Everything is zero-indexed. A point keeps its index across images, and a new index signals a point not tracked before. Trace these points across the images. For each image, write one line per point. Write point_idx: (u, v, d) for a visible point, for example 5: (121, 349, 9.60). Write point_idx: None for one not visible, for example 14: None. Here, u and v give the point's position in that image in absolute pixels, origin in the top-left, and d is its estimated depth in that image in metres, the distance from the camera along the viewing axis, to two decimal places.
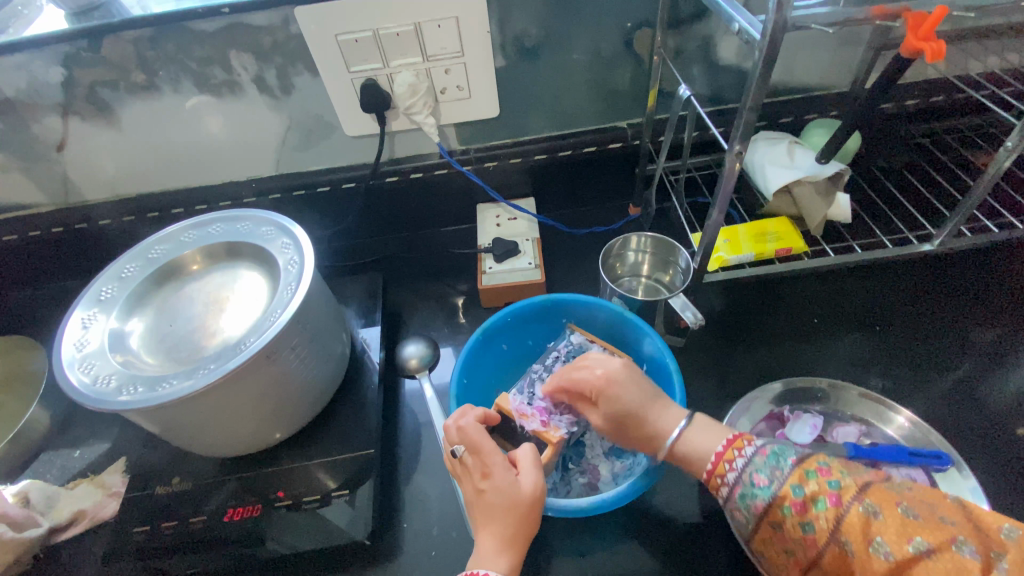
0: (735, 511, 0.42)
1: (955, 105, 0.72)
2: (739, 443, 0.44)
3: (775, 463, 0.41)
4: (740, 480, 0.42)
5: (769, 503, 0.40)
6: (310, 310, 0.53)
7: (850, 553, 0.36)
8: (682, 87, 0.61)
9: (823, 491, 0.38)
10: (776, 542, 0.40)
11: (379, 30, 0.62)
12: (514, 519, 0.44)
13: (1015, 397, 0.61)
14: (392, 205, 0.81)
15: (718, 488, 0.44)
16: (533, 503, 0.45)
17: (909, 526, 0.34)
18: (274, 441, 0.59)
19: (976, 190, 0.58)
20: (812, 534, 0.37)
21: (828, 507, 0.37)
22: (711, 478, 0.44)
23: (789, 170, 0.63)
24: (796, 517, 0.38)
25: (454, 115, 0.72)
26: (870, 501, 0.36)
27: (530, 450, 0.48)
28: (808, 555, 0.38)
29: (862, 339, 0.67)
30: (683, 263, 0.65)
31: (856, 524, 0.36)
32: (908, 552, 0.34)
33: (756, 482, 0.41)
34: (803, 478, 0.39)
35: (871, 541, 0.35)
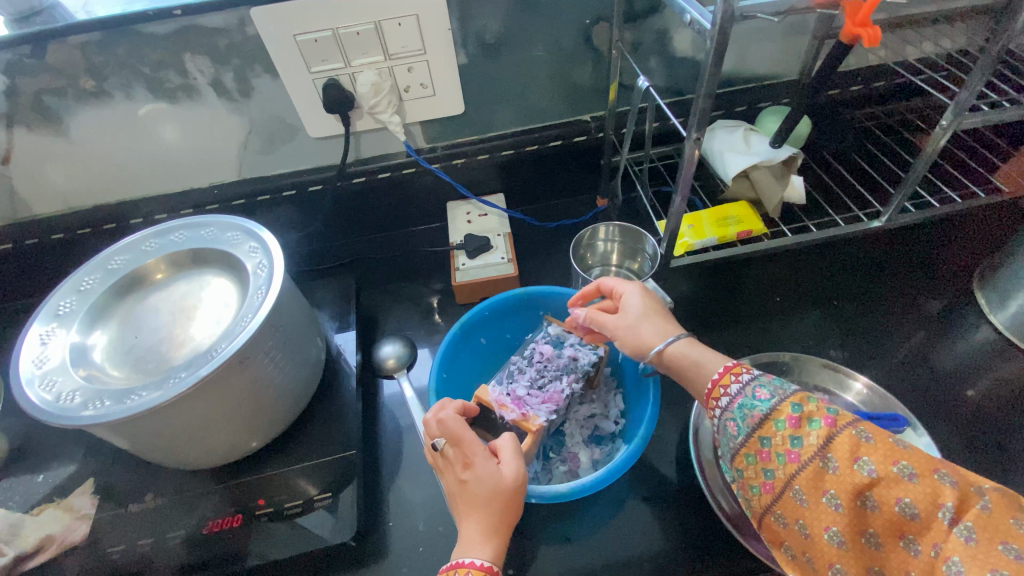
0: (727, 421, 0.42)
1: (897, 89, 0.76)
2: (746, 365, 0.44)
3: (778, 383, 0.41)
4: (741, 392, 0.42)
5: (765, 415, 0.39)
6: (283, 314, 0.53)
7: (830, 470, 0.36)
8: (640, 79, 0.62)
9: (820, 413, 0.38)
10: (755, 455, 0.39)
11: (338, 29, 0.62)
12: (497, 508, 0.45)
13: (963, 361, 0.66)
14: (360, 207, 0.81)
15: (716, 400, 0.43)
16: (514, 491, 0.46)
17: (898, 452, 0.35)
18: (252, 449, 0.58)
19: (918, 166, 0.61)
20: (798, 449, 0.37)
21: (822, 425, 0.37)
22: (712, 391, 0.44)
23: (746, 156, 0.66)
24: (787, 431, 0.38)
25: (419, 113, 0.72)
26: (864, 428, 0.36)
27: (511, 439, 0.49)
28: (786, 470, 0.38)
29: (821, 315, 0.71)
30: (650, 249, 0.67)
31: (845, 444, 0.36)
32: (893, 473, 0.34)
33: (757, 396, 0.41)
34: (803, 400, 0.39)
35: (858, 460, 0.35)
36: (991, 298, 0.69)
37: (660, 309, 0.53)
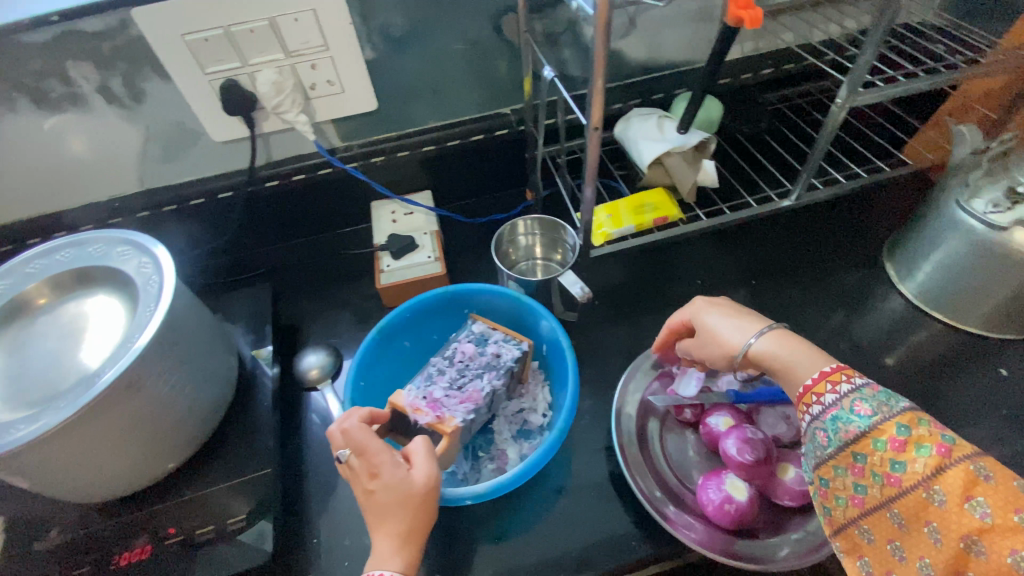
0: (817, 430, 0.41)
1: (804, 71, 0.79)
2: (849, 372, 0.42)
3: (884, 399, 0.39)
4: (838, 403, 0.40)
5: (863, 432, 0.38)
6: (178, 329, 0.51)
7: (936, 503, 0.34)
8: (545, 70, 0.61)
9: (932, 440, 0.36)
10: (847, 468, 0.38)
11: (230, 27, 0.59)
12: (409, 516, 0.44)
13: (873, 331, 0.69)
14: (278, 212, 0.78)
15: (808, 406, 0.42)
16: (427, 496, 0.45)
17: (1020, 500, 0.32)
18: (163, 473, 0.55)
19: (819, 145, 0.63)
20: (899, 474, 0.36)
21: (932, 454, 0.35)
22: (806, 394, 0.43)
23: (658, 142, 0.67)
24: (888, 453, 0.37)
25: (329, 111, 0.70)
26: (985, 464, 0.34)
27: (424, 445, 0.47)
28: (883, 491, 0.37)
29: (741, 295, 0.73)
30: (570, 240, 0.67)
31: (958, 480, 0.34)
32: (1012, 521, 0.32)
33: (857, 410, 0.39)
34: (913, 423, 0.37)
35: (970, 500, 0.33)
36: (900, 269, 0.71)
37: (733, 307, 0.52)
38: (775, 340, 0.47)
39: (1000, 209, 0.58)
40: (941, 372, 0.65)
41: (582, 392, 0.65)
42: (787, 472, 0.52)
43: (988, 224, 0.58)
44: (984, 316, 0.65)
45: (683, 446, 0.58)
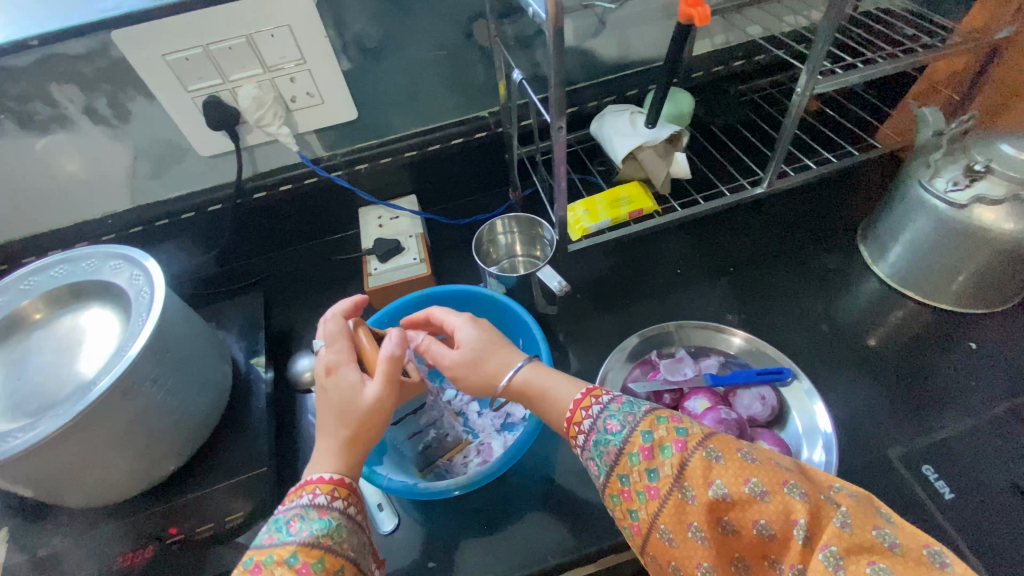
0: (588, 461, 0.41)
1: (772, 62, 0.81)
2: (598, 393, 0.43)
3: (628, 409, 0.41)
4: (594, 427, 0.41)
5: (619, 451, 0.39)
6: (169, 339, 0.54)
7: (689, 500, 0.35)
8: (515, 72, 0.64)
9: (670, 438, 0.37)
10: (620, 494, 0.38)
11: (208, 46, 0.61)
12: (357, 420, 0.45)
13: (850, 312, 0.71)
14: (267, 222, 0.80)
15: (576, 435, 0.42)
16: (377, 407, 0.46)
17: (747, 469, 0.34)
18: (165, 475, 0.57)
19: (785, 132, 0.65)
20: (656, 481, 0.36)
21: (673, 453, 0.36)
22: (570, 426, 0.43)
23: (630, 137, 0.69)
24: (642, 465, 0.37)
25: (311, 122, 0.72)
26: (713, 446, 0.36)
27: (389, 353, 0.47)
28: (650, 506, 0.36)
29: (721, 283, 0.74)
30: (548, 235, 0.70)
31: (698, 469, 0.35)
32: (745, 494, 0.34)
33: (610, 429, 0.40)
34: (654, 424, 0.38)
35: (710, 485, 0.35)
36: (873, 251, 0.73)
37: (491, 333, 0.53)
38: (536, 375, 0.48)
39: (960, 186, 0.60)
40: (918, 348, 0.67)
41: None
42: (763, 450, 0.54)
43: (949, 203, 0.60)
44: (954, 292, 0.67)
45: None
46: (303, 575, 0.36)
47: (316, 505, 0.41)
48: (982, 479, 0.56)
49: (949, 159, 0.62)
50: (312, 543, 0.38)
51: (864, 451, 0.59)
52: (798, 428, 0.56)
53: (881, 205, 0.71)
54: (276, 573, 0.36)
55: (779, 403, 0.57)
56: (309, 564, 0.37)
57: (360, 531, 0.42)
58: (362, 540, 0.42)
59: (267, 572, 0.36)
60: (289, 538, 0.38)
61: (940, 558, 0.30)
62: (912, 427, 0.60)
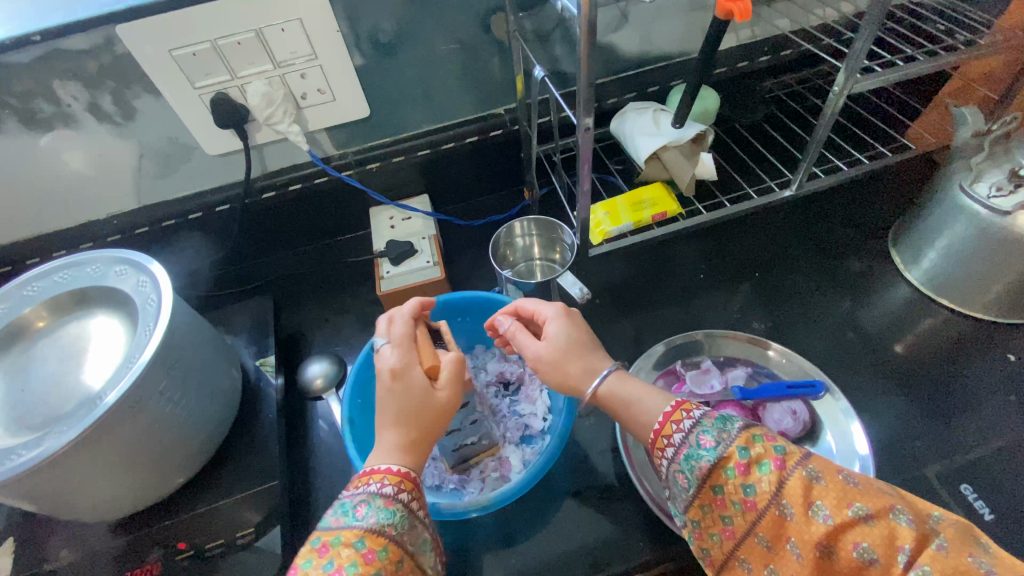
0: (674, 474, 0.39)
1: (800, 58, 0.78)
2: (688, 406, 0.41)
3: (722, 425, 0.39)
4: (684, 441, 0.39)
5: (713, 465, 0.37)
6: (178, 348, 0.52)
7: (789, 518, 0.34)
8: (536, 69, 0.62)
9: (768, 455, 0.36)
10: (711, 504, 0.37)
11: (217, 41, 0.58)
12: (427, 420, 0.45)
13: (881, 319, 0.68)
14: (276, 222, 0.78)
15: (664, 446, 0.40)
16: (446, 409, 0.47)
17: (850, 493, 0.34)
18: (174, 487, 0.55)
19: (818, 133, 0.62)
20: (752, 497, 0.36)
21: (772, 470, 0.36)
22: (657, 437, 0.41)
23: (655, 137, 0.66)
24: (738, 479, 0.36)
25: (321, 120, 0.69)
26: (814, 466, 0.35)
27: (457, 357, 0.49)
28: (744, 519, 0.36)
29: (745, 289, 0.72)
30: (568, 239, 0.67)
31: (798, 489, 0.35)
32: (849, 517, 0.33)
33: (702, 443, 0.38)
34: (750, 441, 0.37)
35: (812, 506, 0.34)
36: (906, 254, 0.70)
37: (582, 334, 0.50)
38: (622, 386, 0.46)
39: (1004, 192, 0.57)
40: (953, 358, 0.64)
41: None
42: None
43: (991, 209, 0.57)
44: (992, 301, 0.64)
45: None
46: (369, 562, 0.35)
47: (383, 495, 0.40)
48: (1022, 497, 0.54)
49: (993, 162, 0.60)
50: (377, 530, 0.37)
51: (899, 467, 0.56)
52: (831, 446, 0.54)
53: (915, 210, 0.68)
54: (343, 556, 0.35)
55: (811, 418, 0.55)
56: (374, 552, 0.36)
57: (424, 525, 0.41)
58: (423, 536, 0.40)
59: (333, 554, 0.36)
60: (355, 522, 0.38)
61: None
62: (949, 442, 0.58)
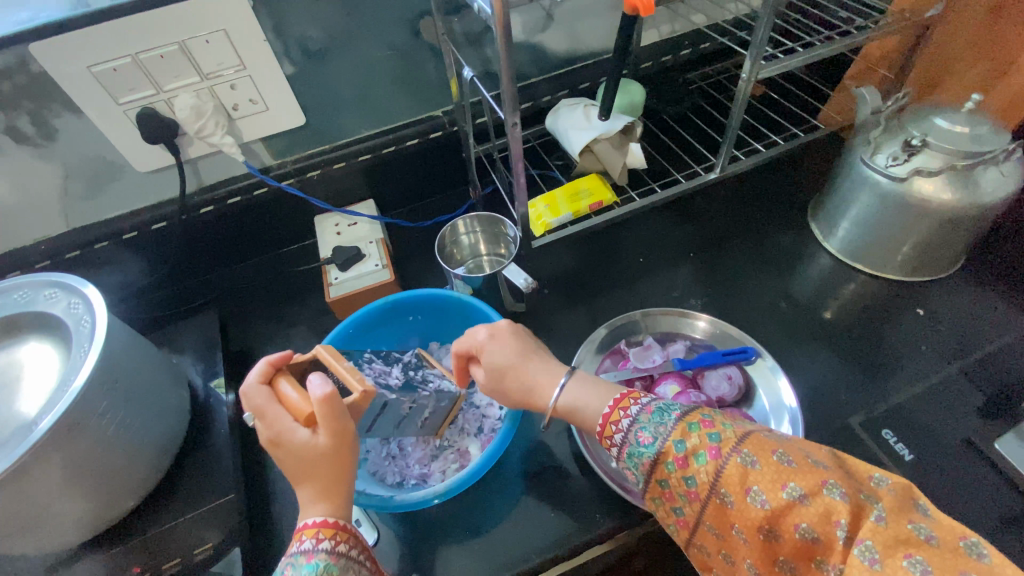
0: (624, 470, 0.42)
1: (717, 51, 0.83)
2: (631, 398, 0.45)
3: (659, 419, 0.41)
4: (626, 439, 0.42)
5: (654, 460, 0.40)
6: (118, 368, 0.51)
7: (729, 504, 0.37)
8: (465, 70, 0.63)
9: (704, 445, 0.39)
10: (661, 496, 0.41)
11: (138, 55, 0.57)
12: (329, 466, 0.44)
13: (807, 288, 0.73)
14: (217, 237, 0.76)
15: (611, 439, 0.43)
16: (340, 446, 0.44)
17: (784, 474, 0.36)
18: (124, 510, 0.54)
19: (735, 115, 0.66)
20: (695, 487, 0.38)
21: (708, 460, 0.38)
22: (604, 429, 0.44)
23: (585, 130, 0.69)
24: (679, 472, 0.39)
25: (256, 130, 0.69)
26: (748, 450, 0.38)
27: (323, 396, 0.42)
28: (692, 508, 0.39)
29: (683, 269, 0.76)
30: (511, 232, 0.69)
31: (734, 476, 0.37)
32: (784, 500, 0.35)
33: (641, 441, 0.41)
34: (686, 432, 0.40)
35: (749, 492, 0.36)
36: (824, 227, 0.75)
37: (526, 346, 0.53)
38: (575, 394, 0.49)
39: (899, 161, 0.62)
40: (870, 318, 0.70)
41: None
42: None
43: (890, 177, 0.62)
44: (900, 263, 0.70)
45: None
46: None
47: (304, 552, 0.41)
48: (936, 435, 0.59)
49: (889, 135, 0.65)
50: None
51: (828, 420, 0.61)
52: (766, 404, 0.58)
53: (829, 185, 0.73)
54: None
55: (746, 381, 0.59)
56: None
57: (360, 565, 0.43)
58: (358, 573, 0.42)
59: None
60: None
61: (976, 549, 0.31)
62: (870, 394, 0.63)
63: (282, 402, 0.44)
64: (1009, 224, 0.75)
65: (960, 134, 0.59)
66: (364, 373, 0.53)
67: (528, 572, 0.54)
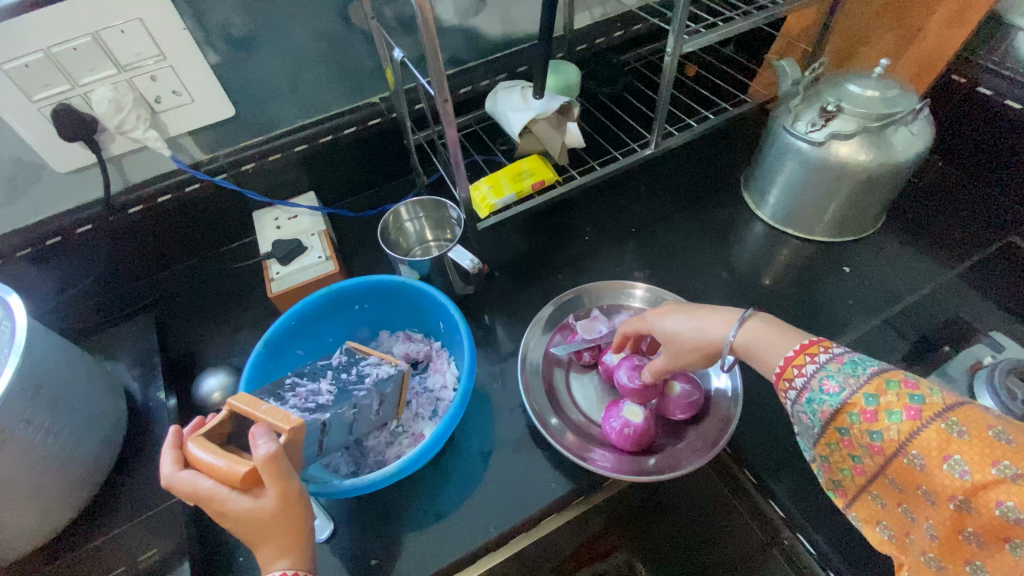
0: (799, 413, 0.41)
1: (648, 31, 0.85)
2: (823, 344, 0.42)
3: (850, 370, 0.39)
4: (808, 384, 0.41)
5: (836, 409, 0.39)
6: (42, 374, 0.48)
7: (918, 467, 0.35)
8: (396, 52, 0.63)
9: (901, 404, 0.36)
10: (839, 443, 0.39)
11: (49, 49, 0.55)
12: (281, 529, 0.43)
13: (744, 255, 0.76)
14: (150, 238, 0.73)
15: (785, 391, 0.43)
16: (289, 500, 0.43)
17: (998, 450, 0.32)
18: (61, 523, 0.51)
19: (664, 90, 0.67)
20: (879, 443, 0.36)
21: (904, 418, 0.36)
22: (779, 379, 0.43)
23: (524, 111, 0.70)
24: (863, 425, 0.37)
25: (183, 124, 0.66)
26: (956, 419, 0.34)
27: (268, 454, 0.41)
28: (873, 461, 0.37)
29: (627, 244, 0.78)
30: (455, 215, 0.70)
31: (933, 441, 0.34)
32: (993, 476, 0.32)
33: (824, 388, 0.40)
34: (881, 389, 0.37)
35: (948, 459, 0.34)
36: (756, 196, 0.79)
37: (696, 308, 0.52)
38: (755, 341, 0.46)
39: (817, 126, 0.65)
40: (802, 279, 0.73)
41: (491, 359, 0.67)
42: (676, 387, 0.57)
43: (810, 142, 0.66)
44: (827, 225, 0.74)
45: (587, 386, 0.63)
46: None
47: None
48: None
49: (807, 103, 0.69)
50: None
51: None
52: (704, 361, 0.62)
53: (758, 154, 0.77)
54: None
55: None
56: None
57: None
58: None
59: None
60: None
61: None
62: None
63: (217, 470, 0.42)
64: (921, 183, 0.80)
65: (872, 98, 0.63)
66: (289, 402, 0.50)
67: (489, 545, 0.55)
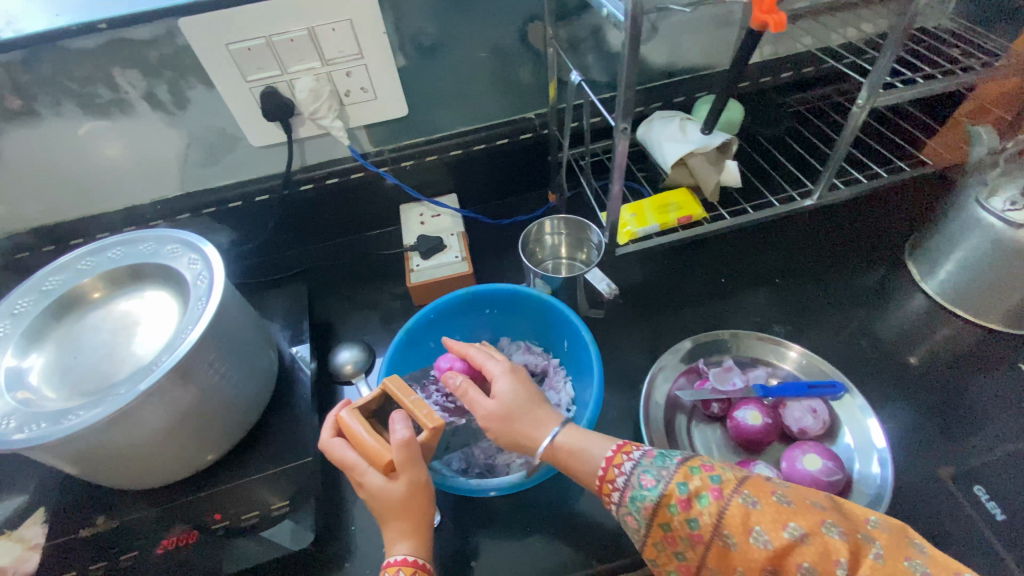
0: (625, 516, 0.41)
1: (825, 74, 0.80)
2: (629, 448, 0.44)
3: (661, 463, 0.41)
4: (630, 481, 0.41)
5: (656, 503, 0.39)
6: (225, 324, 0.54)
7: (732, 548, 0.36)
8: (573, 74, 0.64)
9: (706, 487, 0.38)
10: (663, 541, 0.40)
11: (271, 37, 0.62)
12: (410, 512, 0.45)
13: (899, 329, 0.69)
14: (312, 214, 0.80)
15: (611, 493, 0.43)
16: (417, 489, 0.45)
17: (784, 513, 0.36)
18: (214, 458, 0.57)
19: (840, 146, 0.64)
20: (697, 530, 0.38)
21: (710, 501, 0.38)
22: (603, 485, 0.43)
23: (683, 144, 0.68)
24: (682, 515, 0.38)
25: (362, 118, 0.72)
26: (749, 491, 0.37)
27: (402, 440, 0.43)
28: (694, 552, 0.38)
29: (765, 293, 0.74)
30: (595, 239, 0.70)
31: (736, 517, 0.36)
32: (786, 539, 0.35)
33: (644, 483, 0.40)
34: (688, 474, 0.39)
35: (751, 532, 0.36)
36: (922, 267, 0.72)
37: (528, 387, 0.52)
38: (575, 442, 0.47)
39: (1018, 206, 0.59)
40: (969, 368, 0.65)
41: (610, 388, 0.66)
42: (815, 463, 0.53)
43: (1006, 222, 0.59)
44: (1004, 313, 0.66)
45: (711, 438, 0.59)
46: None
47: None
48: None
49: (1009, 179, 0.62)
50: None
51: (915, 468, 0.58)
52: (848, 441, 0.57)
53: (932, 223, 0.70)
54: None
55: (829, 416, 0.57)
56: None
57: None
58: None
59: None
60: None
61: None
62: (964, 447, 0.59)
63: (360, 444, 0.45)
64: None
65: None
66: (433, 397, 0.58)
67: None
